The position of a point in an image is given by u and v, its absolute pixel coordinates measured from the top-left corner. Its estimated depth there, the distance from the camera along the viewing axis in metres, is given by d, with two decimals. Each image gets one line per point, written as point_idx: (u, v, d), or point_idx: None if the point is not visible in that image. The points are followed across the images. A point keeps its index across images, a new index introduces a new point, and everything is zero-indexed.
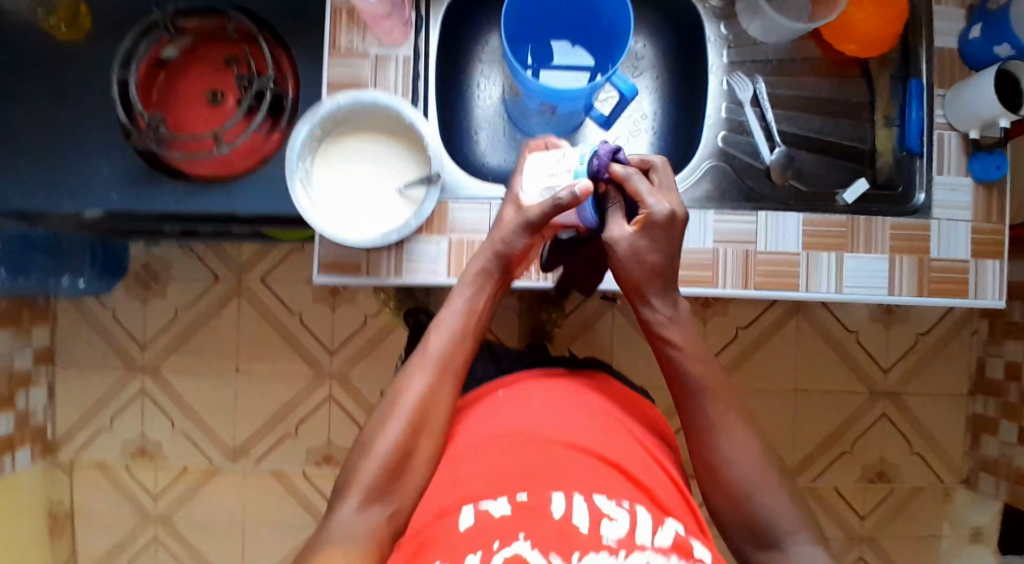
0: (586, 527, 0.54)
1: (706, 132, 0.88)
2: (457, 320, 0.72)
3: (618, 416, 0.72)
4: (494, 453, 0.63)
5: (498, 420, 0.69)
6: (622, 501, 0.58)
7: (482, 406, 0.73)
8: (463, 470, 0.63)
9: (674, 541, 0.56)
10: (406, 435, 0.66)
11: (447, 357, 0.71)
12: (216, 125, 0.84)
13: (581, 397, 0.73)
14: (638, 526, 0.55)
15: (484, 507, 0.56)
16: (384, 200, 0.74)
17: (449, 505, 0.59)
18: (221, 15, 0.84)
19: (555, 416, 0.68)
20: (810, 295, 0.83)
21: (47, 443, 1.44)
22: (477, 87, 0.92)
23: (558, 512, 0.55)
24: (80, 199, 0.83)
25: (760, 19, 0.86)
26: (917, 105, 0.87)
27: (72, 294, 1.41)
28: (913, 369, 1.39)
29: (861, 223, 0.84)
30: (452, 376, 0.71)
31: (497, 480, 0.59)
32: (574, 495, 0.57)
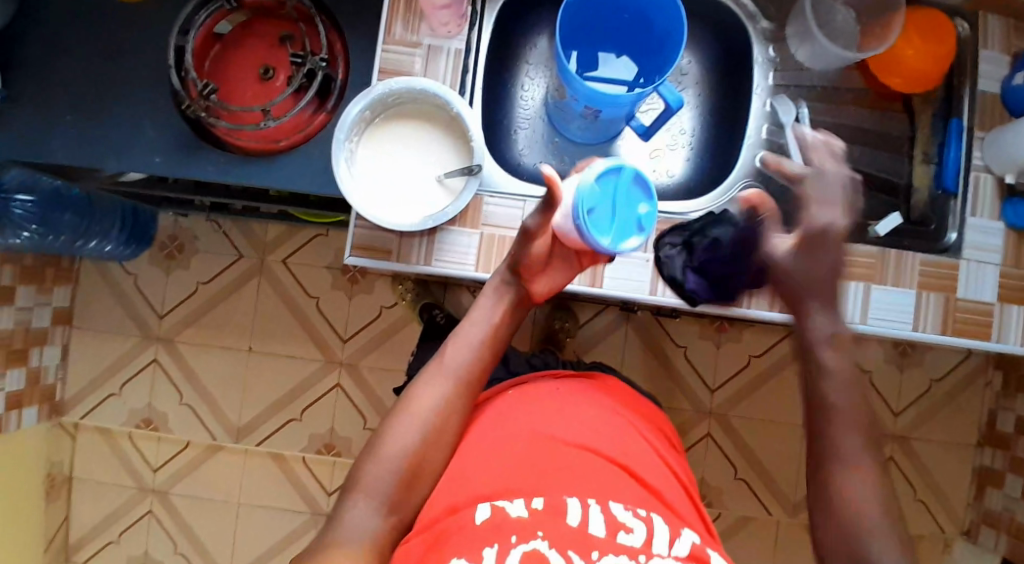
0: (604, 534, 0.54)
1: (744, 151, 0.89)
2: (473, 332, 0.74)
3: (628, 417, 0.72)
4: (508, 451, 0.63)
5: (510, 416, 0.69)
6: (638, 509, 0.58)
7: (495, 403, 0.73)
8: (476, 467, 0.63)
9: (690, 550, 0.56)
10: (420, 444, 0.66)
11: (463, 366, 0.72)
12: (263, 100, 0.85)
13: (593, 398, 0.73)
14: (654, 535, 0.56)
15: (501, 506, 0.57)
16: (424, 188, 0.76)
17: (461, 501, 0.60)
18: None
19: (566, 415, 0.68)
20: (834, 323, 0.83)
21: (55, 403, 1.46)
22: (522, 88, 0.93)
23: (575, 518, 0.55)
24: (124, 160, 0.85)
25: (810, 45, 0.86)
26: (956, 145, 0.87)
27: (98, 257, 1.43)
28: (925, 414, 1.38)
29: (892, 257, 0.83)
30: (466, 385, 0.71)
31: (514, 478, 0.60)
32: (590, 502, 0.57)
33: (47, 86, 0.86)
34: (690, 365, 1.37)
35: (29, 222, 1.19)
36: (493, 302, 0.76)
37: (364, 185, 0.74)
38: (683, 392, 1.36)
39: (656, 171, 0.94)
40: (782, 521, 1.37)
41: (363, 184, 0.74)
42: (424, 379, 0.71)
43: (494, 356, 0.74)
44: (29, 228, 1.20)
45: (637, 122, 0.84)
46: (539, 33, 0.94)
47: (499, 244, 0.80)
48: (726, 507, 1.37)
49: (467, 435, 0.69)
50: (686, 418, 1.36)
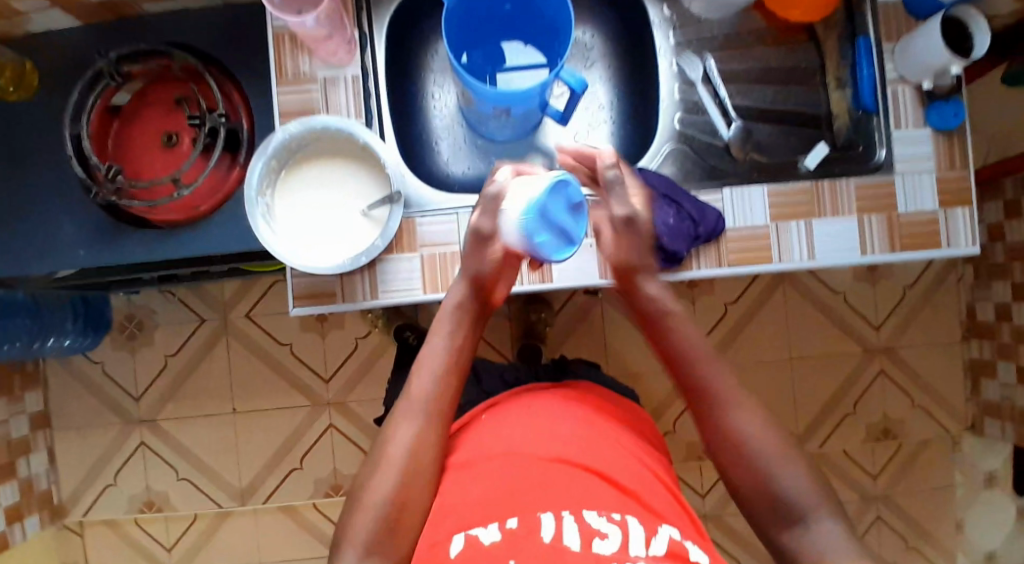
0: (578, 547, 0.55)
1: (661, 116, 0.89)
2: (437, 358, 0.72)
3: (601, 422, 0.72)
4: (479, 480, 0.63)
5: (485, 445, 0.68)
6: (612, 513, 0.59)
7: (467, 431, 0.73)
8: (451, 497, 0.63)
9: (668, 547, 0.57)
10: (398, 485, 0.65)
11: (430, 397, 0.70)
12: (173, 168, 0.83)
13: (562, 408, 0.72)
14: (630, 539, 0.56)
15: (476, 534, 0.57)
16: (350, 223, 0.74)
17: (440, 534, 0.60)
18: (164, 57, 0.82)
19: (542, 430, 0.68)
20: (785, 266, 0.83)
21: (53, 506, 1.43)
22: (433, 98, 0.92)
23: (548, 535, 0.56)
24: (50, 260, 0.83)
25: None
26: (867, 62, 0.87)
27: (58, 354, 1.39)
28: (903, 323, 1.41)
29: (827, 188, 0.84)
30: (436, 414, 0.69)
31: (486, 504, 0.60)
32: (563, 514, 0.57)
33: None
34: None
35: None
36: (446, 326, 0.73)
37: (290, 236, 0.73)
38: None
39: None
40: None
41: (287, 236, 0.73)
42: (397, 417, 0.69)
43: (458, 382, 0.72)
44: None
45: (552, 109, 0.84)
46: (436, 39, 0.92)
47: (442, 261, 0.79)
48: None
49: (447, 459, 0.69)
50: None
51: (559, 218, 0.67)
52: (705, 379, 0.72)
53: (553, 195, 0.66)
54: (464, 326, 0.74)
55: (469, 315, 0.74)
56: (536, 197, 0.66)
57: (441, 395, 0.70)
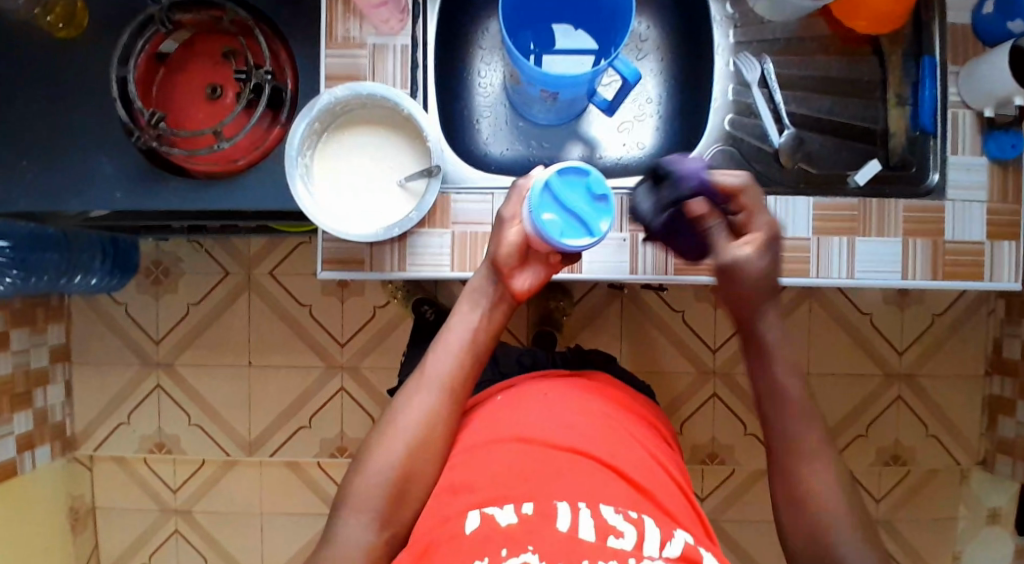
0: (593, 539, 0.53)
1: (711, 115, 0.86)
2: (455, 337, 0.73)
3: (619, 416, 0.71)
4: (495, 460, 0.62)
5: (504, 424, 0.68)
6: (629, 511, 0.57)
7: (483, 412, 0.73)
8: (464, 474, 0.62)
9: (683, 552, 0.55)
10: (407, 457, 0.65)
11: (446, 375, 0.70)
12: (215, 120, 0.83)
13: (583, 399, 0.72)
14: (645, 539, 0.55)
15: (490, 514, 0.56)
16: (385, 194, 0.74)
17: (452, 510, 0.59)
18: (216, 9, 0.82)
19: (561, 418, 0.67)
20: (821, 281, 0.81)
21: (67, 438, 1.46)
22: (480, 75, 0.91)
23: (565, 524, 0.54)
24: (86, 199, 0.83)
25: None
26: (930, 83, 0.84)
27: (85, 291, 1.42)
28: (928, 351, 1.37)
29: (873, 206, 0.82)
30: (452, 393, 0.70)
31: (502, 485, 0.59)
32: (579, 506, 0.56)
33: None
34: (690, 330, 1.35)
35: (9, 267, 1.18)
36: (472, 306, 0.74)
37: (325, 200, 0.73)
38: (686, 358, 1.35)
39: (627, 144, 0.92)
40: None
41: (323, 199, 0.73)
42: (411, 391, 0.70)
43: (478, 363, 0.73)
44: (11, 273, 1.19)
45: (598, 98, 0.83)
46: (488, 17, 0.91)
47: (473, 241, 0.78)
48: (740, 465, 1.37)
49: (459, 438, 0.69)
50: (690, 384, 1.35)
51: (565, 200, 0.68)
52: (786, 402, 0.70)
53: (563, 177, 0.69)
54: (486, 308, 0.74)
55: (488, 298, 0.74)
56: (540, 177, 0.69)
57: (460, 372, 0.71)
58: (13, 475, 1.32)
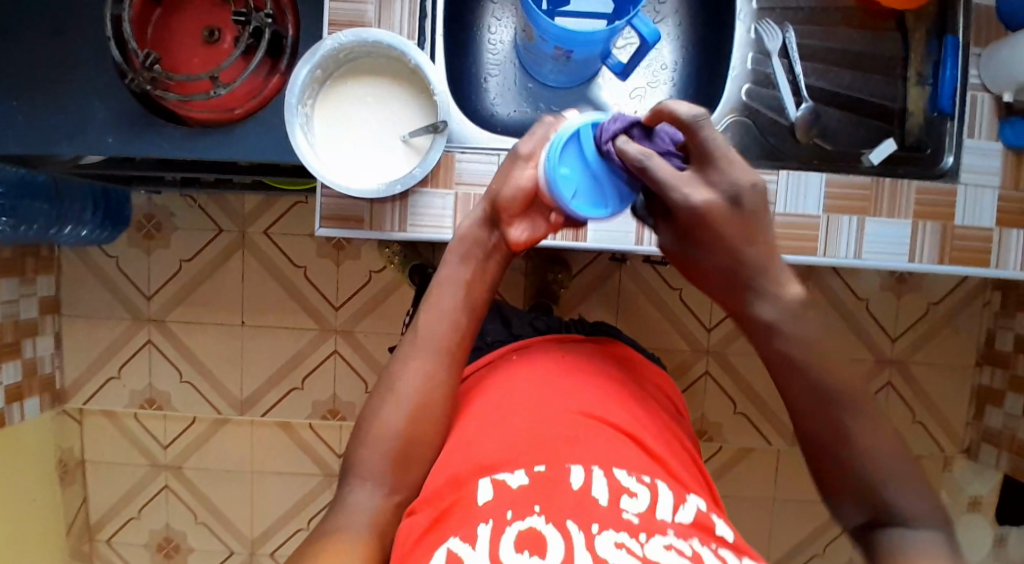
0: (606, 500, 0.52)
1: (728, 84, 0.84)
2: (451, 295, 0.70)
3: (631, 386, 0.71)
4: (507, 425, 0.61)
5: (514, 387, 0.66)
6: (642, 475, 0.56)
7: (497, 373, 0.71)
8: (475, 435, 0.61)
9: (695, 518, 0.55)
10: (409, 422, 0.64)
11: (436, 336, 0.69)
12: (212, 66, 0.81)
13: (597, 368, 0.71)
14: (658, 503, 0.54)
15: (501, 478, 0.55)
16: (387, 148, 0.72)
17: (463, 472, 0.58)
18: None
19: (574, 384, 0.66)
20: (827, 260, 0.80)
21: (56, 391, 1.45)
22: (488, 31, 0.88)
23: (577, 484, 0.53)
24: (77, 143, 0.81)
25: None
26: (952, 63, 0.82)
27: (74, 243, 1.39)
28: (923, 338, 1.37)
29: (887, 185, 0.80)
30: (448, 354, 0.68)
31: (515, 448, 0.58)
32: (593, 468, 0.55)
33: None
34: (687, 309, 1.34)
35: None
36: (460, 260, 0.72)
37: (326, 153, 0.70)
38: (681, 335, 1.34)
39: (638, 112, 0.90)
40: (783, 452, 1.37)
41: (325, 152, 0.70)
42: (405, 354, 0.68)
43: (471, 316, 0.71)
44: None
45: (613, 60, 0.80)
46: None
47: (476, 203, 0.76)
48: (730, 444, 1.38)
49: (458, 402, 0.68)
50: (685, 361, 1.35)
51: (593, 164, 0.66)
52: None
53: (596, 136, 0.66)
54: (476, 258, 0.72)
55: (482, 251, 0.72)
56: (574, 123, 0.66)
57: (451, 330, 0.69)
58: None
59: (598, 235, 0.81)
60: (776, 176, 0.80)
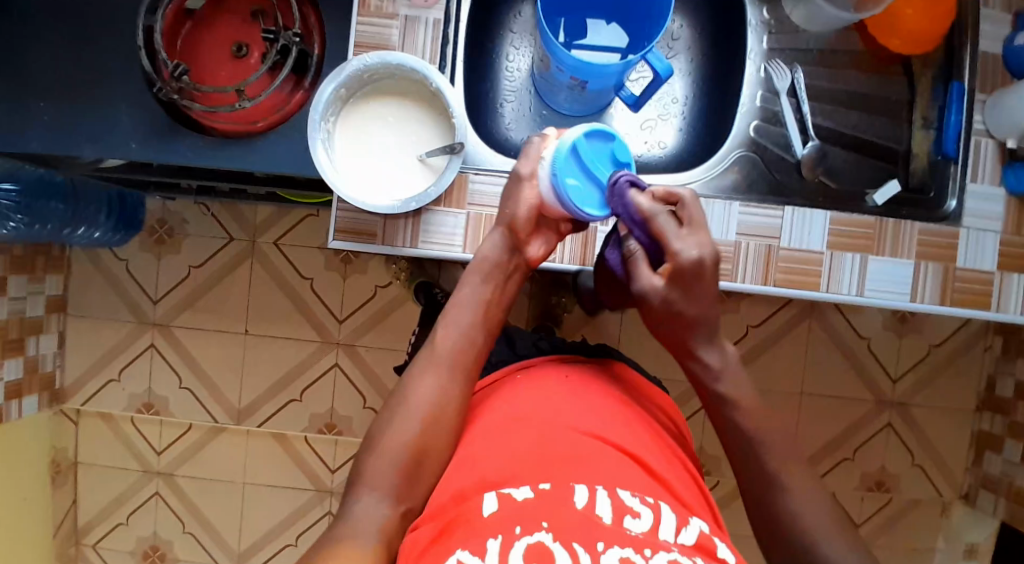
0: (610, 519, 0.53)
1: (738, 120, 0.86)
2: (467, 314, 0.72)
3: (635, 407, 0.72)
4: (512, 443, 0.62)
5: (520, 405, 0.67)
6: (645, 495, 0.57)
7: (503, 391, 0.72)
8: (481, 452, 0.62)
9: (697, 540, 0.55)
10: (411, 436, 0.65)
11: (455, 353, 0.70)
12: (238, 80, 0.83)
13: (602, 388, 0.72)
14: (661, 522, 0.55)
15: (507, 494, 0.55)
16: (404, 167, 0.73)
17: (468, 489, 0.59)
18: None
19: (580, 404, 0.67)
20: (829, 296, 0.81)
21: (55, 390, 1.46)
22: (505, 58, 0.90)
23: (582, 503, 0.54)
24: (101, 147, 0.83)
25: (806, 6, 0.84)
26: (957, 109, 0.84)
27: (86, 244, 1.41)
28: (923, 380, 1.37)
29: (890, 225, 0.82)
30: (463, 372, 0.70)
31: (520, 466, 0.58)
32: (597, 487, 0.56)
33: (19, 73, 0.83)
34: None
35: (13, 211, 1.18)
36: (482, 280, 0.74)
37: (345, 169, 0.72)
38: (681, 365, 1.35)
39: (648, 142, 0.92)
40: None
41: (343, 168, 0.72)
42: (418, 371, 0.69)
43: (488, 335, 0.73)
44: (15, 217, 1.18)
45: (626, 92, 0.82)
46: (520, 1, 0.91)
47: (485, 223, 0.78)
48: (725, 477, 1.37)
49: (462, 418, 0.68)
50: (684, 391, 1.35)
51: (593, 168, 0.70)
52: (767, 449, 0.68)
53: (590, 143, 0.70)
54: (497, 278, 0.74)
55: (500, 272, 0.74)
56: (567, 138, 0.70)
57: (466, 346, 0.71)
58: None
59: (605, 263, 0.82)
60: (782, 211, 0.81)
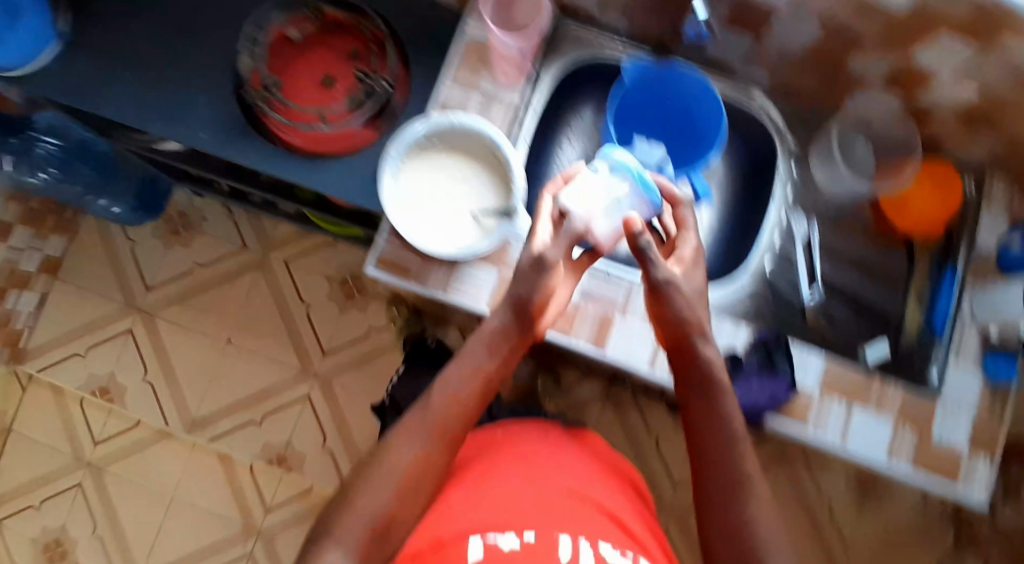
0: None
1: (754, 254, 0.96)
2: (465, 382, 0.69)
3: (605, 458, 0.79)
4: (499, 497, 0.66)
5: (501, 453, 0.73)
6: (624, 549, 0.64)
7: (475, 442, 0.77)
8: (466, 495, 0.67)
9: None
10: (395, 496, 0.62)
11: (443, 422, 0.66)
12: (321, 105, 0.90)
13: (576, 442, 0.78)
14: None
15: (493, 540, 0.61)
16: (459, 219, 0.80)
17: (449, 537, 0.63)
18: (360, 15, 0.91)
19: (559, 456, 0.74)
20: (810, 435, 0.85)
21: (17, 350, 1.44)
22: (559, 151, 0.98)
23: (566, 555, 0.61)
24: (168, 128, 0.88)
25: (830, 169, 0.97)
26: (950, 291, 0.91)
27: (105, 215, 1.45)
28: (875, 552, 1.38)
29: (875, 383, 0.87)
30: (444, 443, 0.66)
31: (504, 516, 0.64)
32: (579, 538, 0.63)
33: (114, 47, 0.90)
34: (657, 453, 1.36)
35: (45, 166, 1.22)
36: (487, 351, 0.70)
37: (406, 206, 0.78)
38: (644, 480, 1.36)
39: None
40: None
41: (403, 204, 0.78)
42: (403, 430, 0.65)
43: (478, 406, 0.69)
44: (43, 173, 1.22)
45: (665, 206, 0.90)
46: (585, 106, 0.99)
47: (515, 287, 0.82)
48: None
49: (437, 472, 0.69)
50: None
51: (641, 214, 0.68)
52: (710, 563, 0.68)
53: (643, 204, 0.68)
54: (501, 353, 0.71)
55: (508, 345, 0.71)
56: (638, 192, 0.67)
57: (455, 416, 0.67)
58: None
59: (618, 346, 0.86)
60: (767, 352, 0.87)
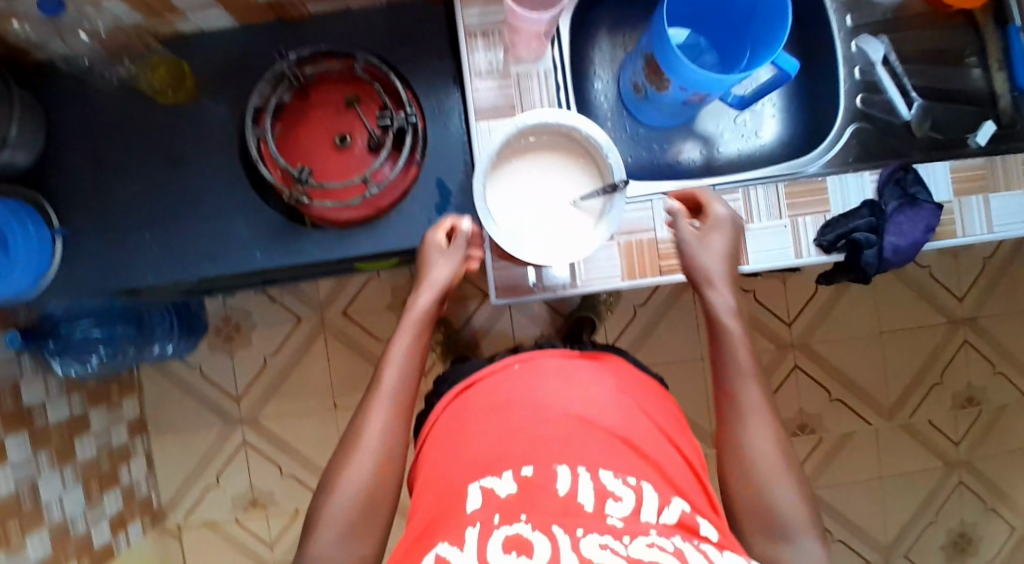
0: (591, 507, 0.64)
1: (844, 98, 0.95)
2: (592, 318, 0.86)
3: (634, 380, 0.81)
4: (481, 421, 0.75)
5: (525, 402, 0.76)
6: (628, 478, 0.68)
7: (503, 385, 0.79)
8: (502, 437, 0.72)
9: (679, 518, 0.66)
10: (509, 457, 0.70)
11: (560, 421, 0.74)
12: (351, 167, 0.93)
13: (603, 382, 0.79)
14: (641, 504, 0.66)
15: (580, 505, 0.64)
16: (564, 215, 0.83)
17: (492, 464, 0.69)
18: (347, 59, 0.94)
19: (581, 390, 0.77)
20: (968, 239, 0.88)
21: (154, 510, 1.51)
22: (593, 87, 1.01)
23: (564, 490, 0.65)
24: (220, 264, 0.96)
25: None
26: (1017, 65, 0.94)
27: (158, 359, 1.46)
28: (985, 292, 1.38)
29: (1000, 163, 0.88)
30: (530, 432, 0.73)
31: (567, 445, 0.70)
32: (578, 470, 0.68)
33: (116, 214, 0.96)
34: (761, 307, 1.36)
35: (96, 345, 1.25)
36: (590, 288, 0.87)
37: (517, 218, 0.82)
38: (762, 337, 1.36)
39: (744, 136, 1.01)
40: (880, 432, 1.39)
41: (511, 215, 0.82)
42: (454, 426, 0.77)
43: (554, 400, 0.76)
44: (96, 352, 1.26)
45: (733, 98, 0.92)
46: (597, 37, 1.01)
47: (638, 247, 0.88)
48: (828, 432, 1.38)
49: (530, 434, 0.72)
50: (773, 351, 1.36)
51: None
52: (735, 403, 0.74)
53: None
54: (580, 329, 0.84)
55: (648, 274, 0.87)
56: None
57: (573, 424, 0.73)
58: (111, 556, 1.37)
59: (760, 249, 0.87)
60: (884, 213, 0.87)
